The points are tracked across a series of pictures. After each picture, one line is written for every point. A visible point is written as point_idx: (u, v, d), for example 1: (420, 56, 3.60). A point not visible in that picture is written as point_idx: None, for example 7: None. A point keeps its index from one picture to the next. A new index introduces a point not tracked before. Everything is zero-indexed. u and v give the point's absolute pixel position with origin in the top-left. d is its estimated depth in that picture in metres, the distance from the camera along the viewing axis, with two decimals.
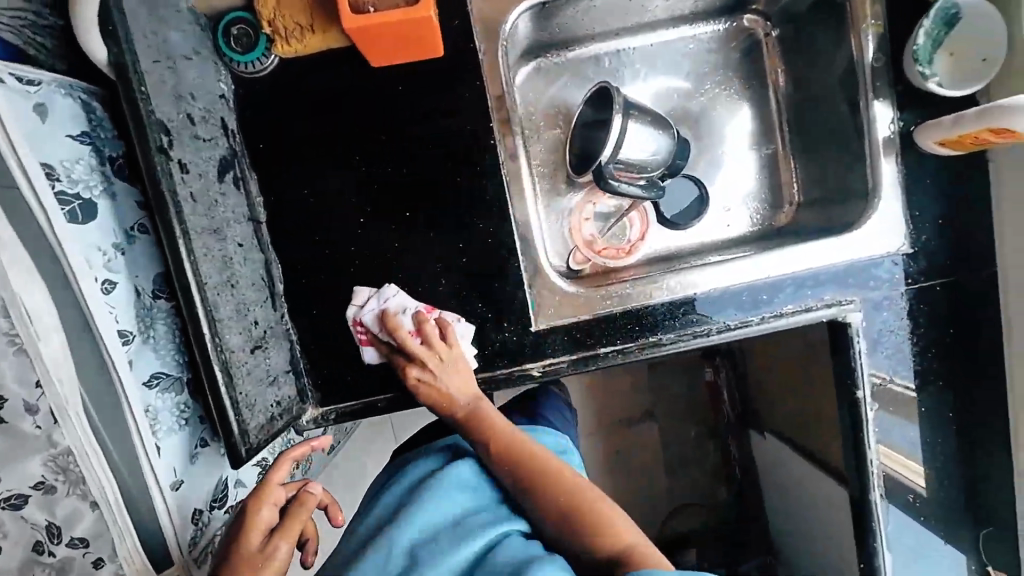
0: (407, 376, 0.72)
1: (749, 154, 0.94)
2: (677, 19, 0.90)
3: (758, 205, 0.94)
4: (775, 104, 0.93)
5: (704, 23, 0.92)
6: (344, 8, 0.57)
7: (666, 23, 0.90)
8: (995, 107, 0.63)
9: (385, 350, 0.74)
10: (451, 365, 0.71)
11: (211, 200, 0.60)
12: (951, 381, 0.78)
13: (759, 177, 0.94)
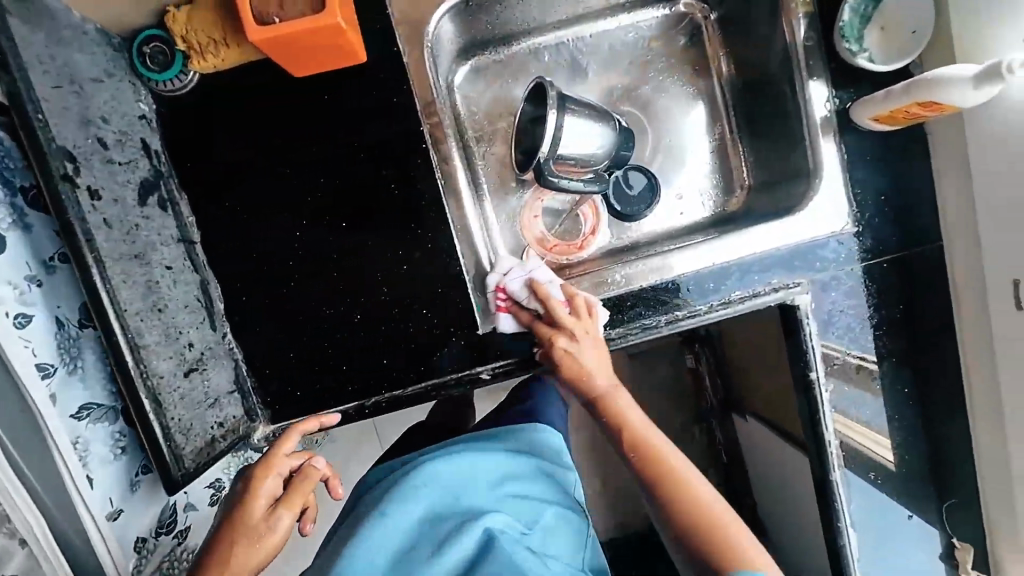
0: (553, 345, 0.69)
1: (699, 139, 0.91)
2: (614, 8, 0.88)
3: (712, 193, 0.91)
4: (720, 88, 0.90)
5: (644, 11, 0.90)
6: (248, 20, 0.55)
7: (604, 14, 0.89)
8: (921, 82, 0.61)
9: (525, 319, 0.72)
10: (595, 345, 0.69)
11: (131, 225, 0.60)
12: (906, 358, 0.77)
13: (711, 162, 0.91)
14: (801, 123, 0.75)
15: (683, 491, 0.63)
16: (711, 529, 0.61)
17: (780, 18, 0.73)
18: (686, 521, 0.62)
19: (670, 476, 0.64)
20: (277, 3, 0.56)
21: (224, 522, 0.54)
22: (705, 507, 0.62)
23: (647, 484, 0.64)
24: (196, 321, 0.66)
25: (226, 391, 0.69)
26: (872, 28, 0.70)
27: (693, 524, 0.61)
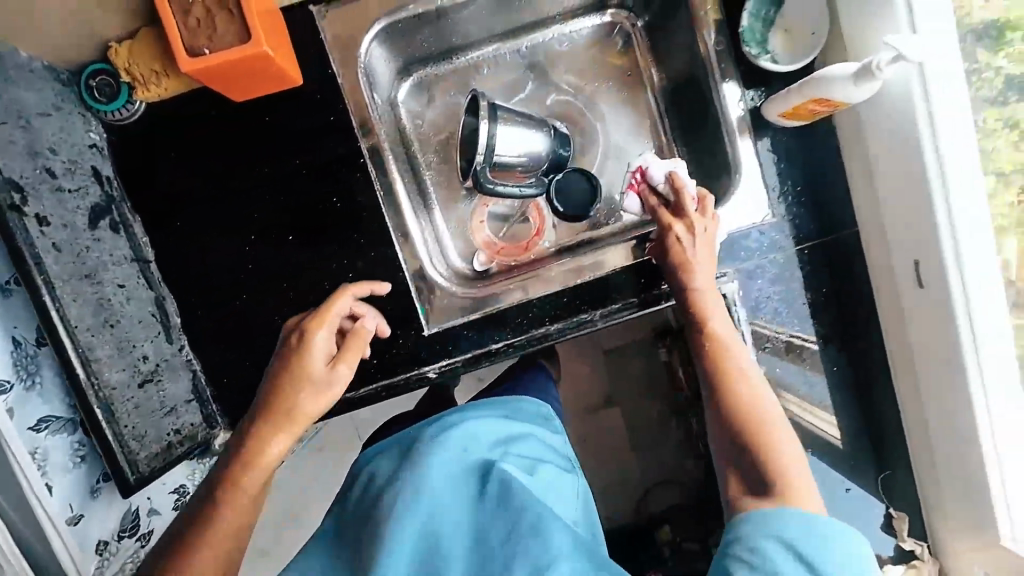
0: (669, 231, 0.74)
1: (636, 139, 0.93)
2: (548, 19, 0.91)
3: None
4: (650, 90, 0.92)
5: (578, 20, 0.92)
6: (179, 52, 0.60)
7: (538, 25, 0.91)
8: (811, 82, 0.66)
9: (652, 204, 0.79)
10: (704, 241, 0.74)
11: (80, 248, 0.65)
12: (833, 339, 0.81)
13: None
14: (718, 121, 0.78)
15: (751, 409, 0.67)
16: (764, 439, 0.66)
17: (698, 27, 0.77)
18: (741, 434, 0.67)
19: (737, 395, 0.68)
20: (206, 36, 0.60)
21: (284, 365, 0.64)
22: (759, 419, 0.67)
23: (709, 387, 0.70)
24: (150, 334, 0.71)
25: (184, 400, 0.72)
26: (775, 31, 0.75)
27: (745, 436, 0.66)
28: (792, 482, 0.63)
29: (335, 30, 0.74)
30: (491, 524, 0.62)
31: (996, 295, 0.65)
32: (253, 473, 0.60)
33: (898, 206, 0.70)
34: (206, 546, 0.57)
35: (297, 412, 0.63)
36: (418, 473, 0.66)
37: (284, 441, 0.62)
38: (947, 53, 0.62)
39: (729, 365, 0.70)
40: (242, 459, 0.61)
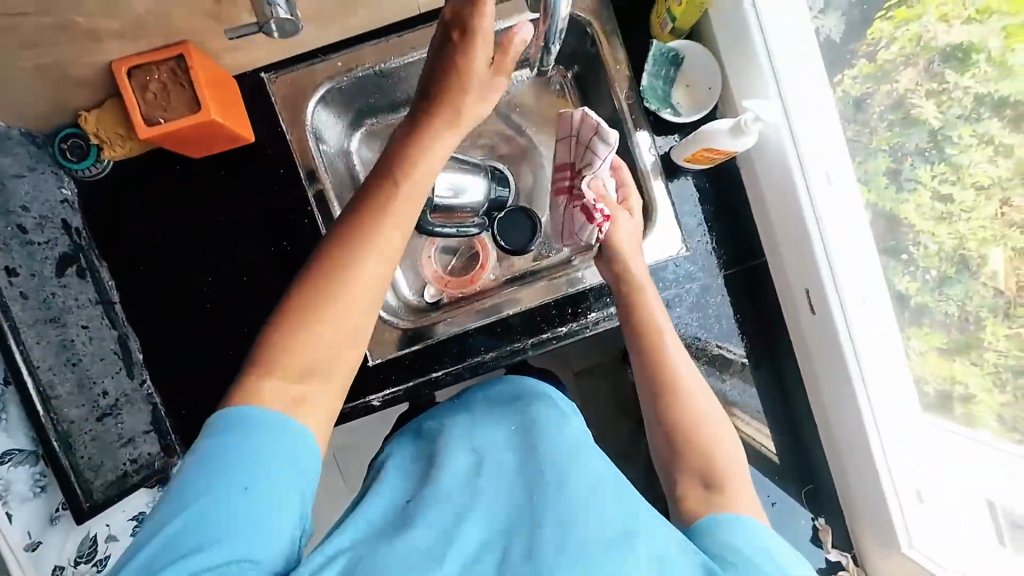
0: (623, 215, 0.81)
1: None
2: None
3: None
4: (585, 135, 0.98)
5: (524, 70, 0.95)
6: (137, 122, 0.68)
7: None
8: (701, 133, 0.76)
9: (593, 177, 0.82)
10: None
11: (47, 295, 0.72)
12: (750, 362, 0.88)
13: None
14: (634, 166, 0.86)
15: (693, 413, 0.69)
16: (707, 439, 0.67)
17: (611, 84, 0.84)
18: (687, 435, 0.67)
19: (685, 397, 0.70)
20: (162, 107, 0.69)
21: (450, 68, 0.59)
22: (700, 428, 0.68)
23: (652, 400, 0.71)
24: (111, 370, 0.77)
25: (142, 431, 0.78)
26: (679, 86, 0.83)
27: (691, 437, 0.67)
28: (736, 480, 0.63)
29: (283, 93, 0.81)
30: (552, 485, 0.54)
31: (878, 312, 0.76)
32: (353, 275, 0.52)
33: (786, 238, 0.80)
34: (305, 341, 0.51)
35: (387, 226, 0.54)
36: (458, 455, 0.62)
37: (375, 261, 0.53)
38: (807, 115, 0.74)
39: (671, 380, 0.70)
40: (338, 256, 0.53)
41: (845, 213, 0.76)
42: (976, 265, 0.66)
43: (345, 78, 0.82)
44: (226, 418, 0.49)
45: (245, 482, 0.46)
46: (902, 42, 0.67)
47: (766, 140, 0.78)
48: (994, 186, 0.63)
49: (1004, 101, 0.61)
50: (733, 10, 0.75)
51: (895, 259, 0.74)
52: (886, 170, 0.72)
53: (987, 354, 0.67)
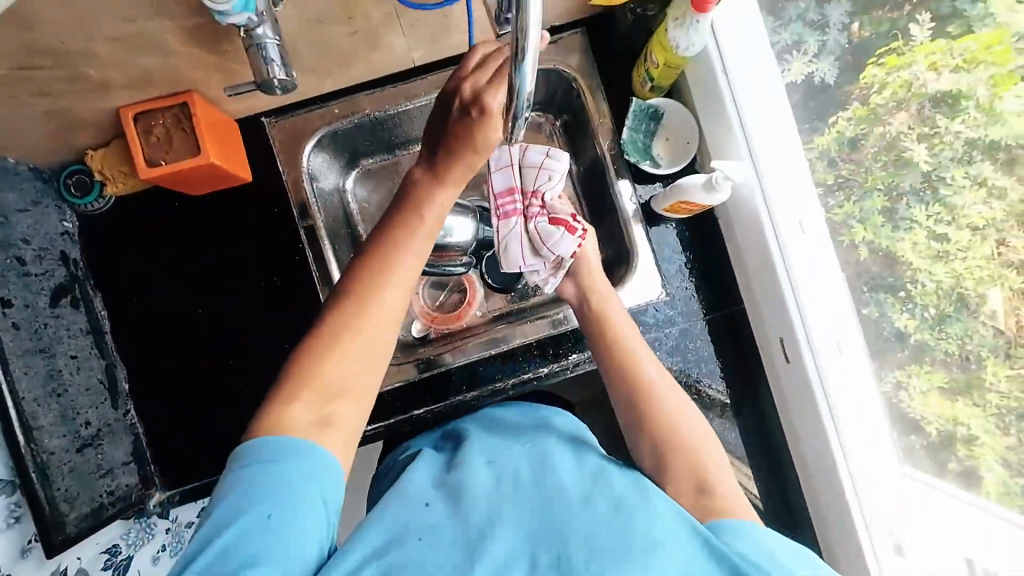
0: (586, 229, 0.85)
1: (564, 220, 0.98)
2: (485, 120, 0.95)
3: None
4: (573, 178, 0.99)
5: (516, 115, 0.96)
6: (139, 163, 0.71)
7: None
8: (677, 186, 0.81)
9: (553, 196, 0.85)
10: None
11: (40, 325, 0.74)
12: (731, 408, 0.88)
13: None
14: (616, 212, 0.89)
15: (676, 427, 0.67)
16: (693, 451, 0.66)
17: (595, 134, 0.88)
18: (673, 450, 0.66)
19: (662, 416, 0.68)
20: (163, 150, 0.73)
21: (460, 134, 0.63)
22: (690, 440, 0.67)
23: (636, 416, 0.69)
24: (95, 402, 0.79)
25: (121, 463, 0.80)
26: (659, 139, 0.87)
27: (678, 449, 0.66)
28: (724, 485, 0.63)
29: (281, 136, 0.85)
30: (575, 500, 0.56)
31: (854, 362, 0.78)
32: (377, 301, 0.57)
33: (761, 285, 0.83)
34: (334, 362, 0.54)
35: (407, 256, 0.60)
36: (471, 467, 0.62)
37: (394, 290, 0.58)
38: (784, 169, 0.79)
39: (651, 391, 0.70)
40: (366, 286, 0.57)
41: (816, 263, 0.79)
42: (976, 305, 0.67)
43: (343, 123, 0.86)
44: (248, 449, 0.50)
45: (271, 507, 0.47)
46: (893, 87, 0.70)
47: (739, 195, 0.82)
48: (990, 227, 0.66)
49: (995, 144, 0.65)
50: (707, 74, 0.80)
51: (892, 295, 0.74)
52: (883, 209, 0.73)
53: (990, 396, 0.68)
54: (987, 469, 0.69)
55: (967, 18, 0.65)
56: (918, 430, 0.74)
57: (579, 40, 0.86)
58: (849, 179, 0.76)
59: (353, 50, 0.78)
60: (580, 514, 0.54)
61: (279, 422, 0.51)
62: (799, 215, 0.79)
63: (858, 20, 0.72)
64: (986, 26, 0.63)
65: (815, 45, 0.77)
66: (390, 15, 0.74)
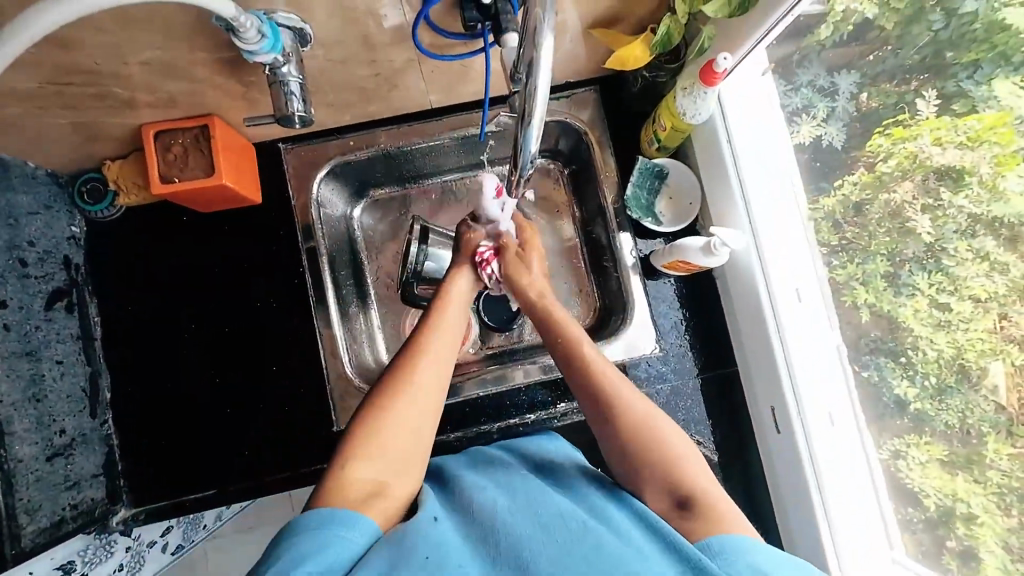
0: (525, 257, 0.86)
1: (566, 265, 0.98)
2: (496, 161, 0.98)
3: (580, 313, 0.97)
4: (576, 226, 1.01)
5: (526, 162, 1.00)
6: (153, 179, 0.73)
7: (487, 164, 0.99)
8: (677, 245, 0.82)
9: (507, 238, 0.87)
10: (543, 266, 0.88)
11: (29, 328, 0.73)
12: (718, 473, 0.86)
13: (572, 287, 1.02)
14: (616, 263, 0.90)
15: (646, 429, 0.64)
16: (668, 458, 0.61)
17: (600, 185, 0.90)
18: (645, 455, 0.62)
19: (632, 417, 0.64)
20: (179, 168, 0.75)
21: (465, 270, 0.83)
22: (669, 459, 0.61)
23: (614, 441, 0.64)
24: (74, 409, 0.78)
25: (90, 475, 0.78)
26: (662, 197, 0.89)
27: (649, 454, 0.62)
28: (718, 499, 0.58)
29: (296, 162, 0.88)
30: (581, 522, 0.53)
31: (844, 436, 0.78)
32: (422, 370, 0.66)
33: (754, 350, 0.83)
34: (382, 439, 0.59)
35: (444, 334, 0.72)
36: (473, 492, 0.59)
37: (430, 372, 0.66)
38: (778, 235, 0.81)
39: (632, 415, 0.65)
40: (409, 362, 0.66)
41: (811, 333, 0.79)
42: (976, 377, 0.62)
43: (357, 154, 0.89)
44: (294, 523, 0.52)
45: (313, 567, 0.47)
46: (898, 157, 0.68)
47: (736, 260, 0.83)
48: (992, 300, 0.61)
49: (996, 221, 0.60)
50: (711, 141, 0.82)
51: (894, 360, 0.71)
52: (884, 273, 0.71)
53: (991, 473, 0.62)
54: (986, 551, 0.64)
55: (972, 97, 0.61)
56: (917, 504, 0.70)
57: (592, 98, 0.89)
58: (852, 244, 0.75)
59: (372, 89, 0.80)
60: (587, 537, 0.52)
61: (339, 489, 0.55)
62: (797, 283, 0.80)
63: (866, 91, 0.71)
64: (990, 107, 0.59)
65: (823, 111, 0.76)
66: (412, 61, 0.76)
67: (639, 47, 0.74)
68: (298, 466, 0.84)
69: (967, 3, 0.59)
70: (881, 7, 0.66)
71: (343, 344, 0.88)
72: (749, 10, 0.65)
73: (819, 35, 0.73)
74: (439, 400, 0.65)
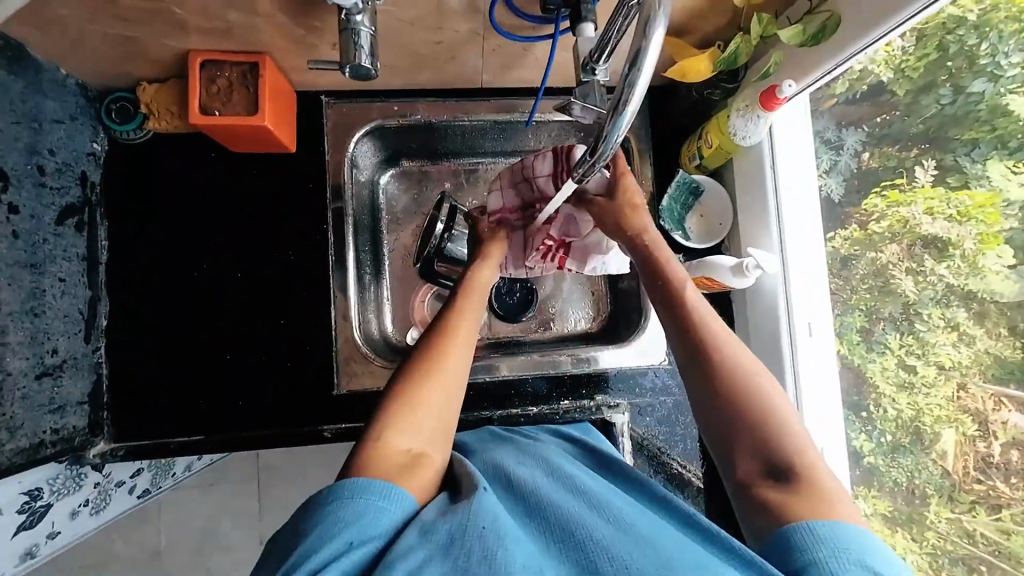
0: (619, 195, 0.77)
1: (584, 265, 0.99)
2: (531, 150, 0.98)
3: (588, 317, 0.99)
4: None
5: None
6: (193, 109, 0.71)
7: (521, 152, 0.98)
8: (708, 261, 0.83)
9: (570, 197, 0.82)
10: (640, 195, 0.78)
11: (38, 239, 0.69)
12: (708, 490, 0.87)
13: (588, 284, 1.00)
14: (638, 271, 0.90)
15: (745, 383, 0.59)
16: (764, 413, 0.57)
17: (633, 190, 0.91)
18: (739, 407, 0.58)
19: (732, 364, 0.60)
20: (221, 101, 0.73)
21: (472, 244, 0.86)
22: (778, 422, 0.57)
23: (717, 396, 0.59)
24: (70, 330, 0.74)
25: (75, 402, 0.75)
26: (693, 214, 0.90)
27: (743, 407, 0.58)
28: (821, 477, 0.53)
29: (336, 118, 0.86)
30: (633, 513, 0.52)
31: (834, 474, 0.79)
32: (455, 343, 0.66)
33: None
34: (411, 415, 0.58)
35: (473, 314, 0.71)
36: (518, 470, 0.60)
37: (457, 350, 0.65)
38: (806, 270, 0.81)
39: (739, 371, 0.60)
40: (439, 336, 0.66)
41: (819, 368, 0.81)
42: (929, 441, 0.70)
43: (398, 121, 0.88)
44: (325, 490, 0.50)
45: (349, 535, 0.45)
46: (891, 220, 0.74)
47: (761, 284, 0.83)
48: (955, 369, 0.67)
49: (969, 295, 0.66)
50: (755, 168, 0.82)
51: (856, 414, 0.79)
52: (860, 327, 0.78)
53: (929, 533, 0.70)
54: None
55: (966, 173, 0.66)
56: None
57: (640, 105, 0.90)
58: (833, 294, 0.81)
59: (430, 57, 0.80)
60: (638, 521, 0.50)
61: (372, 462, 0.53)
62: (810, 317, 0.81)
63: (868, 151, 0.76)
64: (982, 186, 0.64)
65: (827, 162, 0.82)
66: (475, 34, 0.75)
67: (704, 61, 0.74)
68: (294, 424, 0.82)
69: (975, 83, 0.63)
70: (895, 72, 0.70)
71: (356, 310, 0.87)
72: (820, 43, 0.66)
73: (835, 88, 0.77)
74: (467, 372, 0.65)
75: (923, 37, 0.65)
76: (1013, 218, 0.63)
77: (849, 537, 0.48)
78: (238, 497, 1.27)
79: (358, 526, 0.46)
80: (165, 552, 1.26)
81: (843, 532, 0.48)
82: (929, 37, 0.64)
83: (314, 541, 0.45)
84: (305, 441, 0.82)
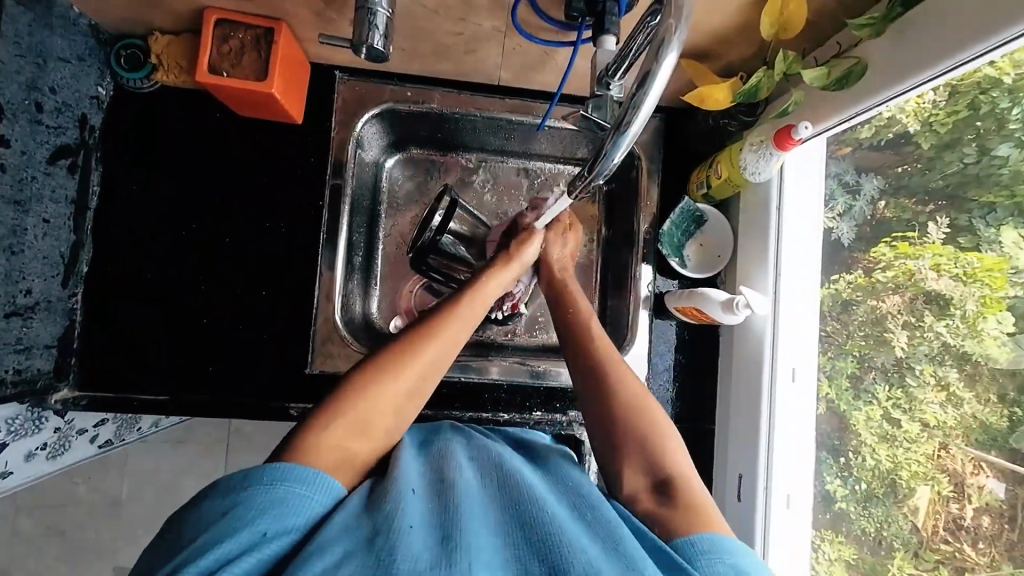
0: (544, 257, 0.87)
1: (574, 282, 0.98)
2: (542, 156, 0.97)
3: None
4: (594, 243, 0.99)
5: (571, 164, 0.98)
6: (201, 67, 0.70)
7: (531, 156, 0.97)
8: (698, 291, 0.82)
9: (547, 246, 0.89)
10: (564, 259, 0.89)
11: (24, 177, 0.67)
12: None
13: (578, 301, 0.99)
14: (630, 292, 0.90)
15: (635, 409, 0.65)
16: (649, 435, 0.63)
17: (636, 214, 0.90)
18: (627, 429, 0.63)
19: (627, 397, 0.66)
20: (230, 63, 0.71)
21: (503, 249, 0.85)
22: (661, 445, 0.62)
23: (607, 418, 0.65)
24: (46, 273, 0.73)
25: (43, 344, 0.74)
26: (693, 242, 0.89)
27: (631, 430, 0.63)
28: (698, 496, 0.57)
29: (348, 95, 0.85)
30: (565, 517, 0.51)
31: (798, 520, 0.79)
32: (438, 338, 0.65)
33: (741, 415, 0.83)
34: (373, 399, 0.58)
35: (462, 313, 0.70)
36: (463, 465, 0.58)
37: (440, 345, 0.65)
38: (800, 320, 0.80)
39: (630, 397, 0.66)
40: (422, 332, 0.65)
41: (798, 414, 0.80)
42: (903, 495, 0.69)
43: (410, 107, 0.87)
44: (243, 474, 0.48)
45: (264, 526, 0.44)
46: (896, 271, 0.72)
47: (750, 323, 0.82)
48: (938, 428, 0.66)
49: (964, 356, 0.65)
50: (762, 204, 0.81)
51: (833, 457, 0.77)
52: (851, 372, 0.76)
53: None
54: None
55: (978, 235, 0.64)
56: None
57: (655, 125, 0.89)
58: (829, 337, 0.79)
59: (450, 47, 0.78)
60: (569, 526, 0.50)
61: (310, 449, 0.52)
62: (795, 363, 0.79)
63: (885, 200, 0.73)
64: (992, 249, 0.62)
65: (842, 206, 0.78)
66: (497, 31, 0.73)
67: (723, 90, 0.72)
68: (261, 397, 0.81)
69: (1001, 147, 0.61)
70: (923, 125, 0.66)
71: (340, 291, 0.85)
72: (844, 88, 0.64)
73: (861, 132, 0.73)
74: (444, 369, 0.65)
75: (957, 93, 0.61)
76: (1019, 285, 0.61)
77: (725, 544, 0.50)
78: (199, 461, 1.26)
79: (271, 522, 0.45)
80: (122, 505, 1.25)
81: (710, 538, 0.50)
82: (963, 93, 0.61)
83: (221, 532, 0.43)
84: (270, 416, 0.81)
